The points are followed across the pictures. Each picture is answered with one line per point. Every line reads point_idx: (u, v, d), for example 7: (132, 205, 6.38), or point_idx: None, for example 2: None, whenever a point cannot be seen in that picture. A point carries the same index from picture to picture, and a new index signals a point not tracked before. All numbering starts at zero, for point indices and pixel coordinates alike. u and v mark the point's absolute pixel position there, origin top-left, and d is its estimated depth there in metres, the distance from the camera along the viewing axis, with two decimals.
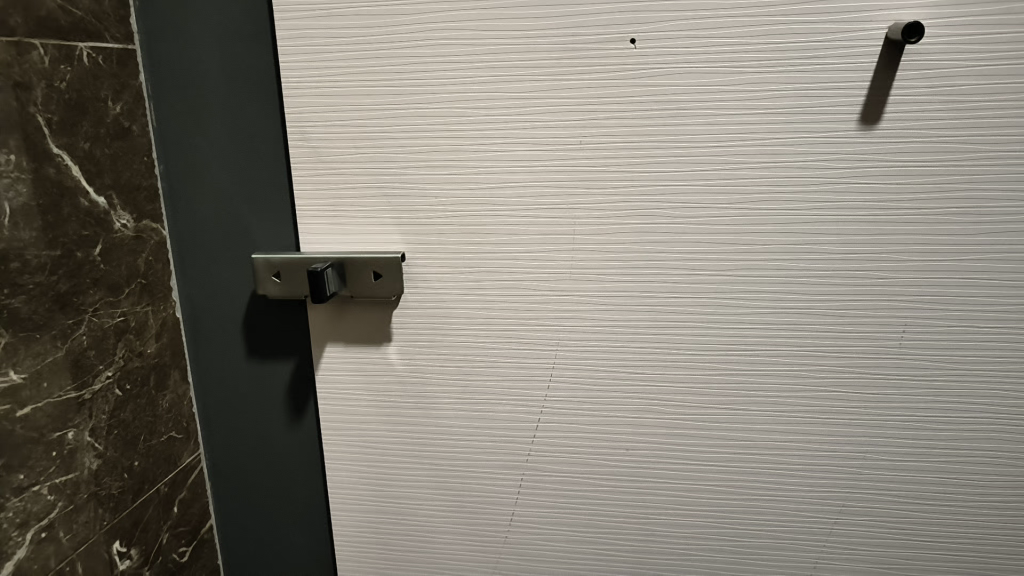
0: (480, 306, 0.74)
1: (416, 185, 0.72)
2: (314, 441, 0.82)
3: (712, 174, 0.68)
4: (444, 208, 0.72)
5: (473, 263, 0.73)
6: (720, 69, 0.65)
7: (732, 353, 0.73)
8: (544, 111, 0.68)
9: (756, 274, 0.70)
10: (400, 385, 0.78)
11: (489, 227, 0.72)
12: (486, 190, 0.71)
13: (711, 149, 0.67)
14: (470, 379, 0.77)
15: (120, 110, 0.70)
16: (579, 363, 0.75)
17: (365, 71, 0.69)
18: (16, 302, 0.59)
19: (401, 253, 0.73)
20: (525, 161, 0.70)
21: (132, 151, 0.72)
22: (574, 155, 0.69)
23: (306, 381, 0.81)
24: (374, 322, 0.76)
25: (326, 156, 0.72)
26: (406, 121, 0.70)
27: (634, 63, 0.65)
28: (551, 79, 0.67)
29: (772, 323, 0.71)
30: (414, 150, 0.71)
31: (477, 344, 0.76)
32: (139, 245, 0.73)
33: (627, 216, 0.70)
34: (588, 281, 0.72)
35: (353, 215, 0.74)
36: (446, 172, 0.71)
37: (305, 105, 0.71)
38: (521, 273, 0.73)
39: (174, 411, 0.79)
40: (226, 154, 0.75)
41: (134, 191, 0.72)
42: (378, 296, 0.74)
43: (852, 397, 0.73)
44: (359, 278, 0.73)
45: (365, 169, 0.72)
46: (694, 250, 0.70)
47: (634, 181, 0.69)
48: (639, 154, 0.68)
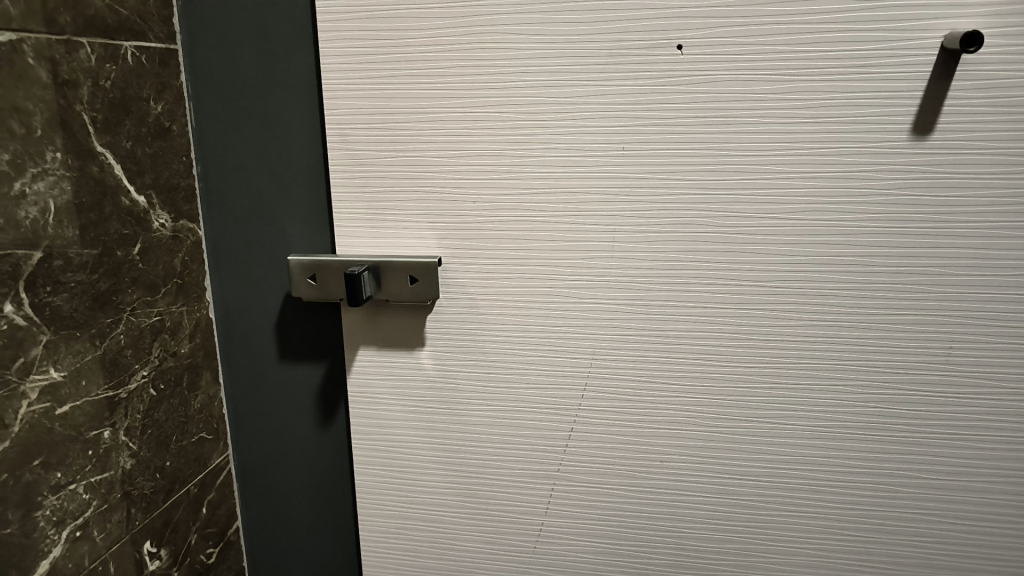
0: (515, 312, 0.74)
1: (455, 190, 0.71)
2: (345, 444, 0.82)
3: (757, 183, 0.66)
4: (482, 213, 0.72)
5: (510, 269, 0.73)
6: (769, 76, 0.64)
7: (772, 366, 0.71)
8: (588, 117, 0.67)
9: (798, 286, 0.69)
10: (432, 390, 0.77)
11: (527, 234, 0.71)
12: (526, 196, 0.70)
13: (757, 157, 0.66)
14: (503, 386, 0.76)
15: (162, 110, 0.70)
16: (615, 373, 0.74)
17: (407, 73, 0.69)
18: (58, 300, 0.59)
19: (437, 258, 0.72)
20: (566, 167, 0.69)
21: (172, 151, 0.72)
22: (616, 162, 0.68)
23: (338, 384, 0.80)
24: (408, 327, 0.75)
25: (365, 158, 0.72)
26: (448, 125, 0.70)
27: (681, 70, 0.65)
28: (595, 84, 0.66)
29: (814, 337, 0.70)
30: (454, 154, 0.70)
31: (511, 350, 0.75)
32: (176, 245, 0.73)
33: (668, 225, 0.69)
34: (627, 289, 0.71)
35: (390, 218, 0.73)
36: (486, 177, 0.70)
37: (346, 107, 0.71)
38: (558, 280, 0.72)
39: (205, 412, 0.79)
40: (264, 155, 0.75)
41: (172, 191, 0.72)
42: (414, 301, 0.73)
43: (895, 414, 0.71)
44: (395, 282, 0.73)
45: (404, 172, 0.72)
46: (736, 260, 0.69)
47: (676, 189, 0.68)
48: (682, 162, 0.67)
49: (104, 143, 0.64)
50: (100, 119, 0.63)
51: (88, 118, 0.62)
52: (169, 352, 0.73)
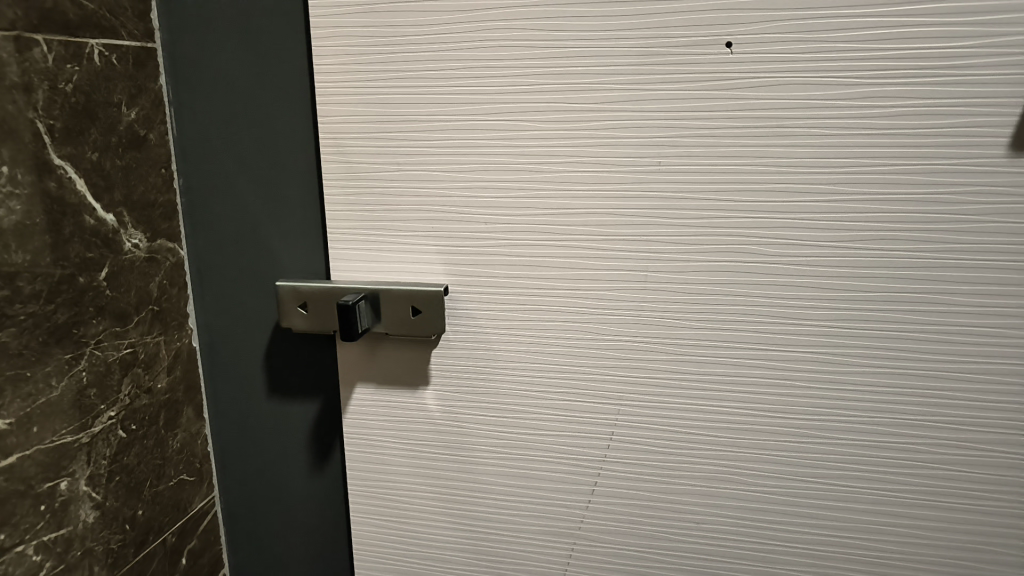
0: (531, 349, 0.64)
1: (465, 210, 0.62)
2: (339, 488, 0.73)
3: (819, 206, 0.56)
4: (495, 236, 0.62)
5: (526, 301, 0.63)
6: (836, 80, 0.54)
7: (833, 419, 0.61)
8: (618, 127, 0.58)
9: (864, 327, 0.58)
10: (437, 435, 0.68)
11: (545, 260, 0.62)
12: (546, 218, 0.61)
13: (818, 175, 0.56)
14: (517, 432, 0.67)
15: (136, 116, 0.62)
16: (645, 421, 0.64)
17: (410, 77, 0.60)
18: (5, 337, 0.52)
19: (443, 287, 0.64)
20: (592, 185, 0.60)
21: (148, 163, 0.64)
22: (651, 180, 0.58)
23: (332, 423, 0.72)
24: (410, 363, 0.67)
25: (364, 173, 0.63)
26: (457, 135, 0.61)
27: (731, 72, 0.55)
28: (628, 89, 0.57)
29: (884, 387, 0.59)
30: (464, 169, 0.61)
31: (528, 392, 0.66)
32: (152, 268, 0.65)
33: (712, 253, 0.59)
34: (662, 326, 0.62)
35: (391, 240, 0.64)
36: (500, 195, 0.61)
37: (342, 115, 0.62)
38: (581, 314, 0.63)
39: (186, 451, 0.71)
40: (251, 168, 0.66)
41: (148, 207, 0.64)
42: (417, 334, 0.64)
43: (979, 478, 0.60)
44: (396, 313, 0.64)
45: (408, 188, 0.63)
46: (790, 295, 0.59)
47: (721, 211, 0.58)
48: (728, 179, 0.57)
49: (64, 155, 0.56)
50: (59, 128, 0.55)
51: (44, 127, 0.54)
52: (142, 387, 0.65)
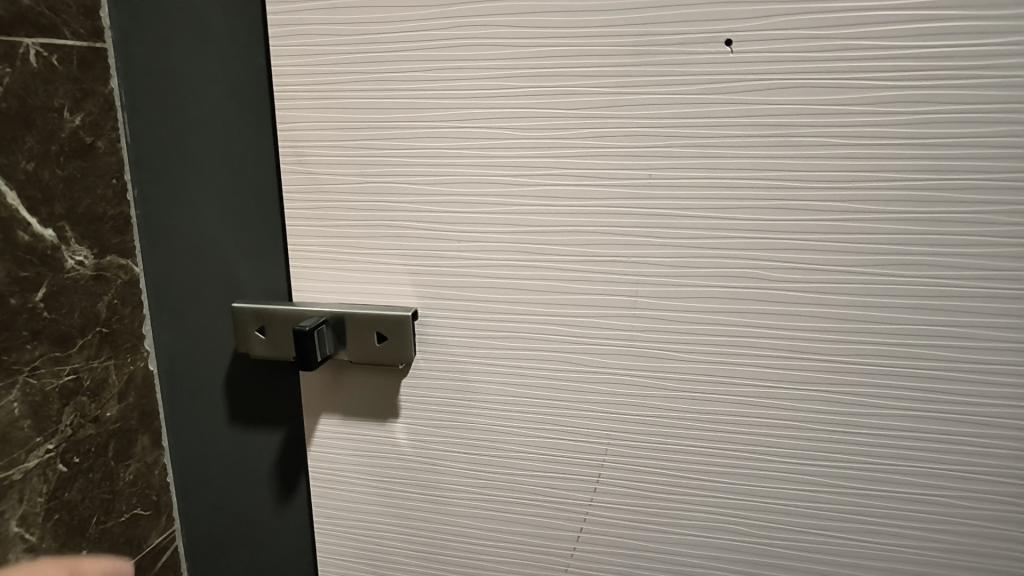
0: (510, 381, 0.58)
1: (436, 227, 0.56)
2: (305, 526, 0.68)
3: (833, 226, 0.49)
4: (469, 256, 0.56)
5: (503, 328, 0.57)
6: (852, 82, 0.47)
7: (846, 467, 0.54)
8: (604, 134, 0.52)
9: (884, 364, 0.51)
10: (408, 472, 0.62)
11: (524, 283, 0.56)
12: (525, 236, 0.55)
13: (831, 191, 0.49)
14: (494, 471, 0.61)
15: (81, 122, 0.57)
16: (635, 463, 0.58)
17: (375, 80, 0.54)
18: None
19: (412, 311, 0.58)
20: (576, 200, 0.53)
21: (95, 173, 0.59)
22: (642, 195, 0.52)
23: (297, 456, 0.66)
24: (378, 393, 0.61)
25: (326, 185, 0.57)
26: (427, 144, 0.55)
27: (731, 73, 0.48)
28: (615, 92, 0.51)
29: (907, 432, 0.52)
30: (435, 181, 0.55)
31: (507, 429, 0.59)
32: (100, 287, 0.60)
33: (710, 278, 0.52)
34: (654, 358, 0.55)
35: (357, 259, 0.58)
36: (474, 211, 0.55)
37: (302, 122, 0.57)
38: (563, 343, 0.56)
39: (140, 483, 0.66)
40: (208, 179, 0.61)
41: (95, 221, 0.59)
42: (383, 362, 0.59)
43: (1015, 538, 0.53)
44: (360, 339, 0.58)
45: (374, 203, 0.57)
46: (798, 326, 0.52)
47: (720, 231, 0.51)
48: (728, 195, 0.50)
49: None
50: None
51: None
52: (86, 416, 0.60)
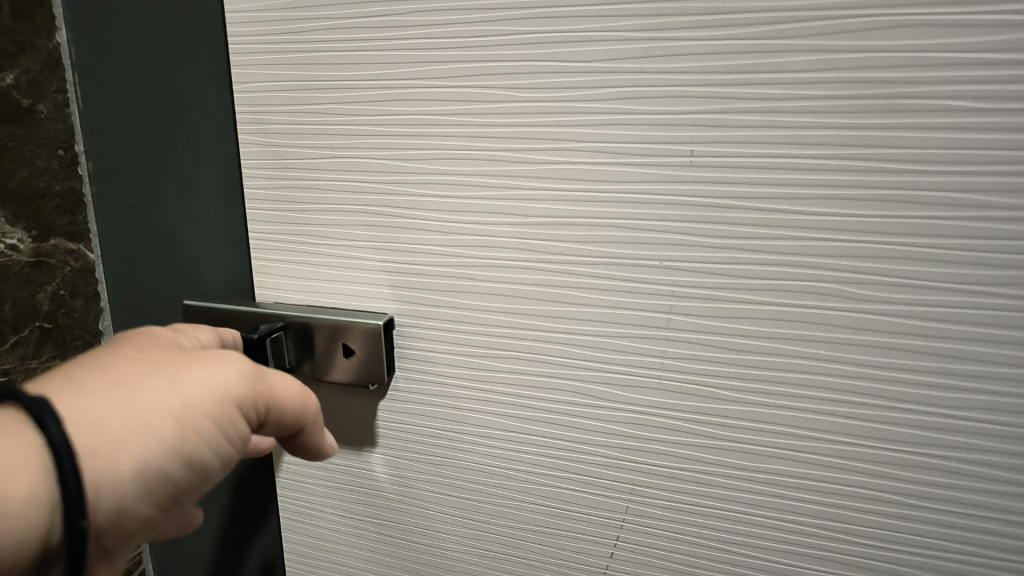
0: (505, 412, 0.47)
1: (419, 214, 0.45)
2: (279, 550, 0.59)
3: (948, 228, 0.35)
4: (456, 253, 0.45)
5: (497, 345, 0.45)
6: (996, 19, 0.32)
7: (933, 555, 0.41)
8: (633, 96, 0.38)
9: (1006, 425, 0.37)
10: (388, 512, 0.53)
11: (523, 290, 0.44)
12: (526, 230, 0.43)
13: (943, 179, 0.35)
14: (486, 518, 0.50)
15: (14, 82, 0.48)
16: (657, 525, 0.46)
17: (342, 27, 0.43)
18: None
19: (387, 319, 0.47)
20: (592, 183, 0.40)
21: (35, 142, 0.50)
22: (680, 179, 0.39)
23: (265, 475, 0.57)
24: (353, 417, 0.51)
25: (290, 164, 0.47)
26: (408, 106, 0.43)
27: (808, 9, 0.34)
28: (649, 37, 0.37)
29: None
30: (418, 156, 0.43)
31: (501, 469, 0.48)
32: (39, 275, 0.53)
33: (769, 295, 0.39)
34: (692, 396, 0.42)
35: (327, 254, 0.48)
36: (462, 195, 0.43)
37: (260, 84, 0.46)
38: (571, 368, 0.44)
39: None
40: (162, 152, 0.51)
41: (34, 198, 0.51)
42: (353, 382, 0.48)
43: None
44: (326, 351, 0.48)
45: (345, 183, 0.46)
46: (886, 366, 0.38)
47: (782, 230, 0.38)
48: (795, 180, 0.37)
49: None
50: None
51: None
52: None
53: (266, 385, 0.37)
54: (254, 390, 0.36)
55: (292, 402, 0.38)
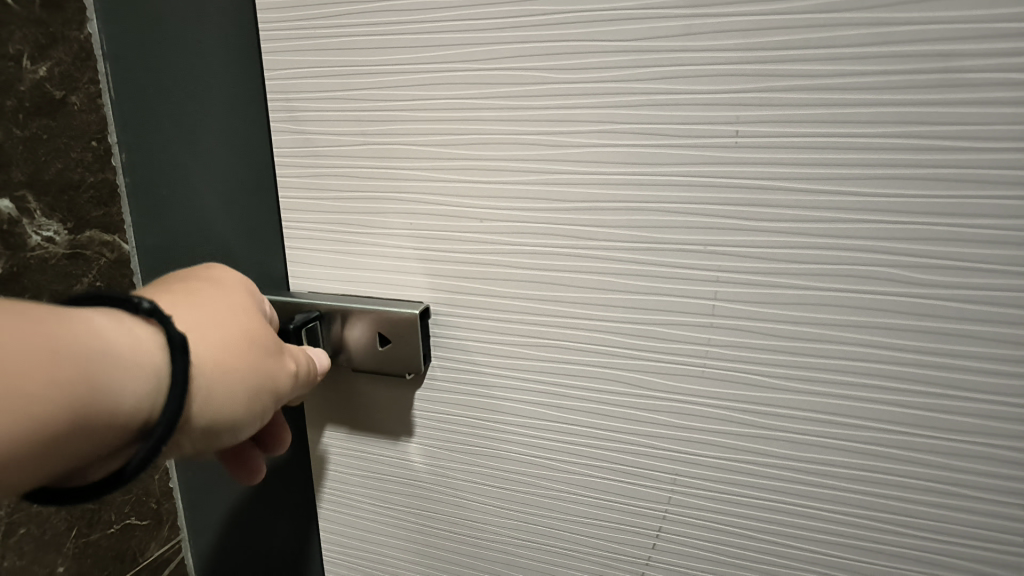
0: (542, 401, 0.46)
1: (453, 201, 0.44)
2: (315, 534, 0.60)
3: (1019, 208, 0.33)
4: (490, 240, 0.44)
5: (533, 333, 0.44)
6: None
7: (999, 552, 0.39)
8: (672, 74, 0.36)
9: None
10: (427, 500, 0.53)
11: (559, 277, 0.43)
12: (563, 216, 0.41)
13: (1011, 153, 0.32)
14: (525, 508, 0.50)
15: (47, 74, 0.49)
16: (701, 518, 0.44)
17: (371, 10, 0.42)
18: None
19: (423, 308, 0.46)
20: (630, 167, 0.39)
21: (68, 134, 0.51)
22: (724, 161, 0.37)
23: (302, 461, 0.57)
24: (390, 406, 0.51)
25: (322, 151, 0.46)
26: (439, 90, 0.42)
27: None
28: (688, 12, 0.35)
29: None
30: (451, 142, 0.43)
31: (539, 458, 0.47)
32: (76, 267, 0.53)
33: (818, 280, 0.37)
34: (737, 385, 0.41)
35: (361, 242, 0.48)
36: (495, 181, 0.42)
37: (290, 71, 0.46)
38: (610, 356, 0.43)
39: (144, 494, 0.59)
40: (191, 147, 0.51)
41: (69, 189, 0.52)
42: (389, 371, 0.48)
43: None
44: (364, 341, 0.48)
45: (377, 170, 0.45)
46: (947, 354, 0.36)
47: (834, 212, 0.36)
48: (847, 159, 0.35)
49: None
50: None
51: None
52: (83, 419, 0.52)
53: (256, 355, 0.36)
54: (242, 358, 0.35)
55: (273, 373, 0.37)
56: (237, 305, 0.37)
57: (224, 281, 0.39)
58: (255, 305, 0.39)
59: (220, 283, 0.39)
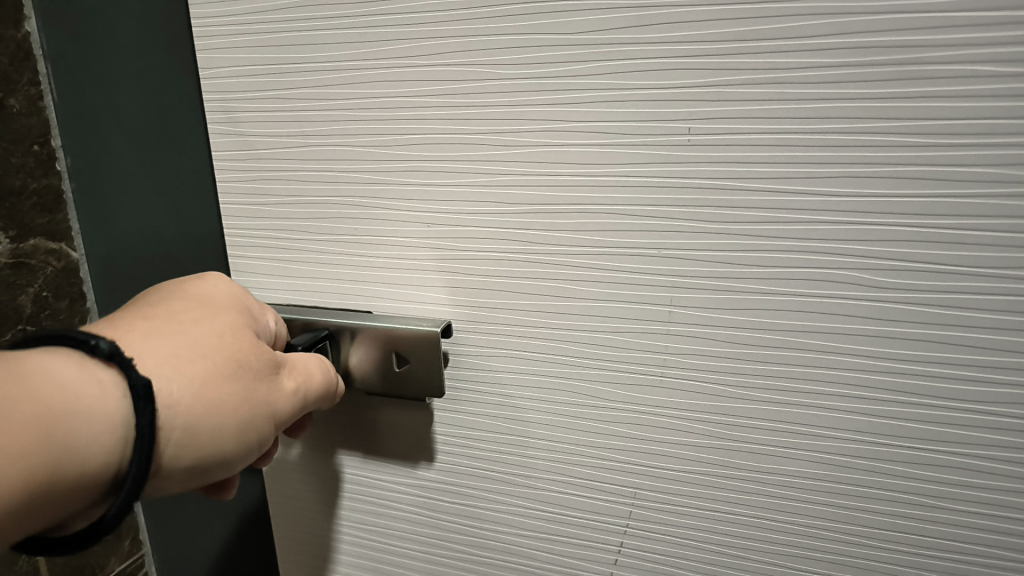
0: (496, 413, 0.44)
1: (399, 205, 0.42)
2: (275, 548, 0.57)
3: (974, 207, 0.32)
4: (439, 246, 0.42)
5: (486, 341, 0.43)
6: None
7: (962, 563, 0.38)
8: (621, 70, 0.35)
9: None
10: (380, 519, 0.51)
11: (512, 283, 0.41)
12: (515, 219, 0.40)
13: (965, 151, 0.31)
14: (482, 525, 0.48)
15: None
16: (663, 532, 0.43)
17: (307, 4, 0.40)
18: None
19: (444, 326, 0.42)
20: (583, 167, 0.37)
21: (3, 137, 0.48)
22: (677, 161, 0.36)
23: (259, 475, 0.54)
24: (416, 431, 0.47)
25: (263, 154, 0.44)
26: (384, 88, 0.40)
27: None
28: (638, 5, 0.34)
29: None
30: (398, 141, 0.41)
31: (495, 473, 0.46)
32: (19, 276, 0.51)
33: (775, 284, 0.36)
34: (697, 394, 0.39)
35: (307, 248, 0.45)
36: (444, 183, 0.41)
37: (227, 69, 0.43)
38: (565, 366, 0.41)
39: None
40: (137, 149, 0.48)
41: (9, 197, 0.49)
42: (402, 395, 0.43)
43: None
44: (372, 361, 0.43)
45: (321, 173, 0.43)
46: (905, 360, 0.35)
47: (789, 213, 0.35)
48: (802, 159, 0.34)
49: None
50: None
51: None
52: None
53: (243, 383, 0.34)
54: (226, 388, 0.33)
55: (266, 400, 0.35)
56: (222, 326, 0.35)
57: (215, 299, 0.37)
58: (247, 324, 0.37)
59: (208, 302, 0.36)
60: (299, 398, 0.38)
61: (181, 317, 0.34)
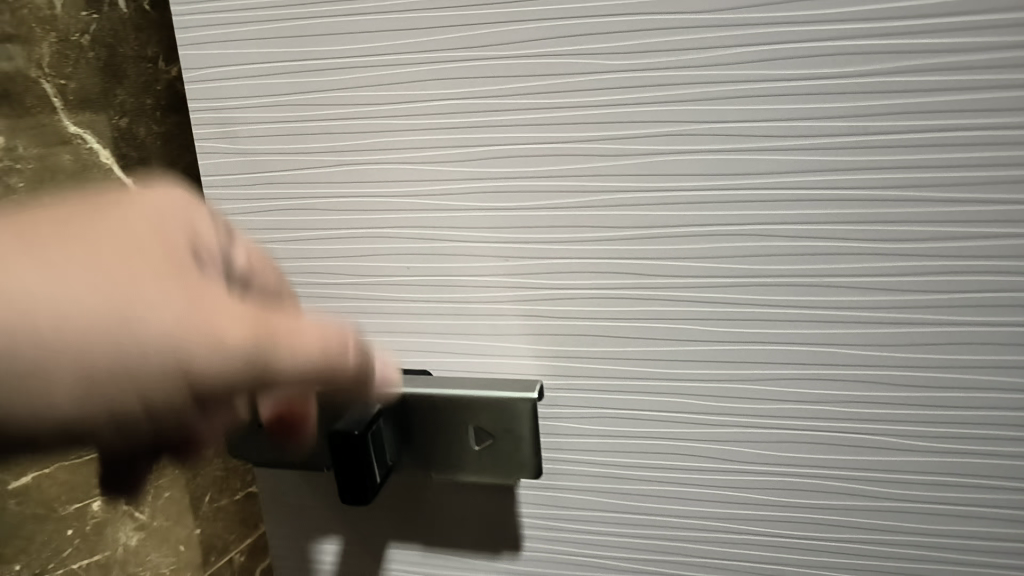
0: (591, 486, 0.35)
1: (468, 236, 0.33)
2: None
3: None
4: (520, 287, 0.33)
5: (580, 403, 0.34)
6: None
7: None
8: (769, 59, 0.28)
9: None
10: None
11: (617, 328, 0.33)
12: (620, 248, 0.32)
13: None
14: None
15: (126, 124, 0.42)
16: None
17: None
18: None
19: (540, 386, 0.33)
20: (712, 179, 0.30)
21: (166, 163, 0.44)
22: (840, 168, 0.28)
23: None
24: (491, 518, 0.37)
25: (276, 177, 0.35)
26: (446, 86, 0.31)
27: None
28: None
29: None
30: (464, 154, 0.32)
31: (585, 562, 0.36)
32: None
33: (966, 315, 0.29)
34: (857, 450, 0.31)
35: (334, 296, 0.36)
36: (530, 207, 0.32)
37: (226, 69, 0.34)
38: (682, 426, 0.33)
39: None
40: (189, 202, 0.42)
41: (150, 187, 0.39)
42: (483, 479, 0.34)
43: None
44: (446, 439, 0.34)
45: (360, 201, 0.34)
46: None
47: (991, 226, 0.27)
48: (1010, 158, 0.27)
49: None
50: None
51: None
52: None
53: (115, 335, 0.20)
54: (77, 346, 0.19)
55: (180, 350, 0.20)
56: (128, 240, 0.21)
57: (173, 205, 0.23)
58: (208, 274, 0.22)
59: (186, 201, 0.24)
60: (304, 376, 0.22)
61: (129, 215, 0.22)
